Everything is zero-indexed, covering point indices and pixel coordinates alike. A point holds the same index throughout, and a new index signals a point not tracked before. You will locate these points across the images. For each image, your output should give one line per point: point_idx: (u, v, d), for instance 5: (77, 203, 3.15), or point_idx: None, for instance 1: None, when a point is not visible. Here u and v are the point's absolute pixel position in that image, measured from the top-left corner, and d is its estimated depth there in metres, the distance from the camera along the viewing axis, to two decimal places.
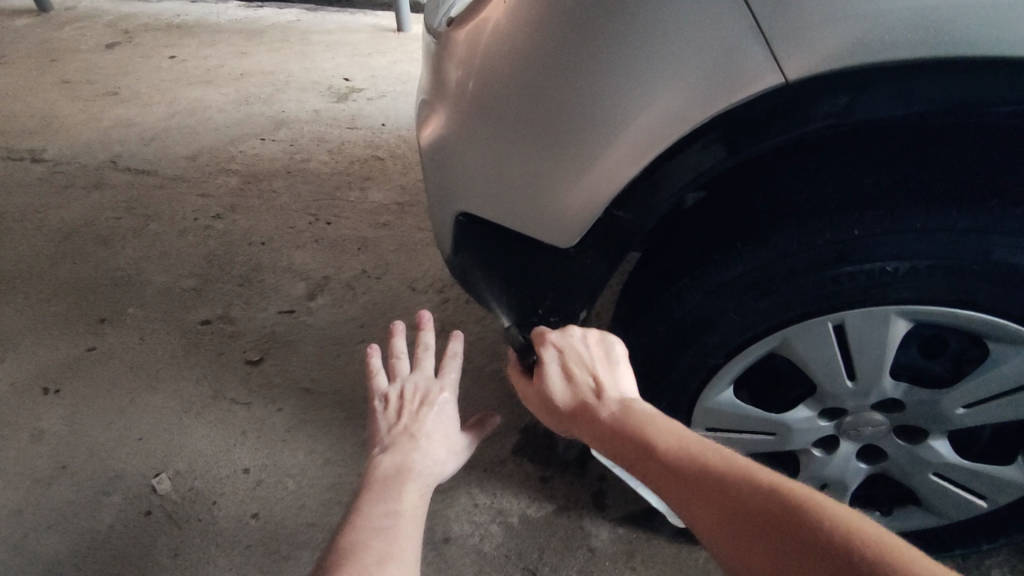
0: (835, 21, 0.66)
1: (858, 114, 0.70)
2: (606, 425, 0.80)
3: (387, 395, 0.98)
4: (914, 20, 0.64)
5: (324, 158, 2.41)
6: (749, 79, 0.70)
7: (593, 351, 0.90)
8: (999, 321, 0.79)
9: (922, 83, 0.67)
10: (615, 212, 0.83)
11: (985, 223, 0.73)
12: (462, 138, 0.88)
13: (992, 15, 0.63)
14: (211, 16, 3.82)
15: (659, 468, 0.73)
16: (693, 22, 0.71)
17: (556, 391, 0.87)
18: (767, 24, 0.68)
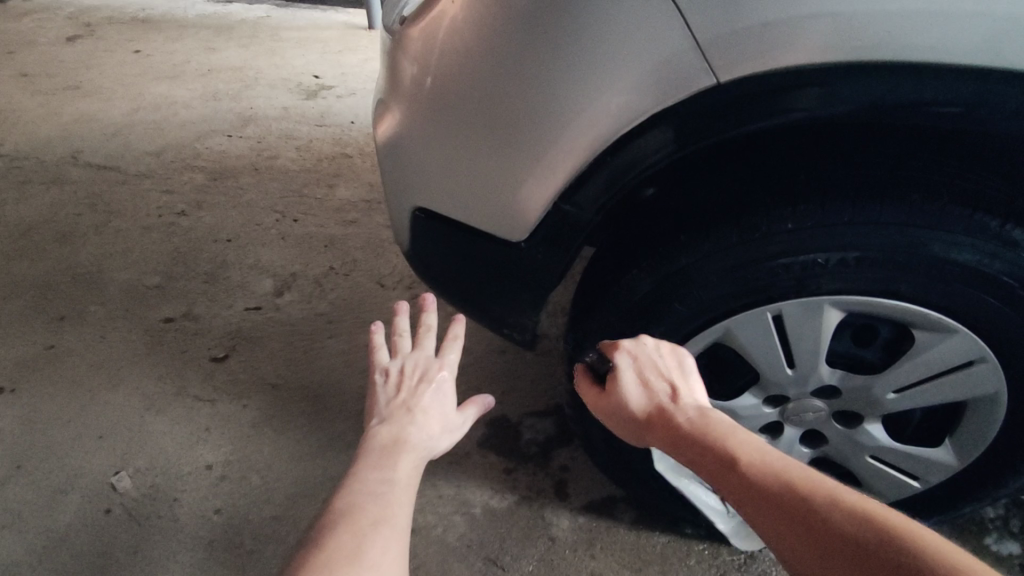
0: (762, 27, 0.69)
1: (790, 115, 0.74)
2: (683, 432, 0.78)
3: (388, 371, 0.98)
4: (834, 26, 0.68)
5: (292, 155, 2.40)
6: (686, 79, 0.74)
7: (667, 360, 0.87)
8: (922, 309, 0.84)
9: (847, 84, 0.71)
10: (563, 206, 0.86)
11: (908, 215, 0.78)
12: (418, 135, 0.90)
13: (911, 20, 0.67)
14: (178, 10, 3.76)
15: (743, 481, 0.70)
16: (632, 25, 0.74)
17: (631, 397, 0.85)
18: (700, 26, 0.71)
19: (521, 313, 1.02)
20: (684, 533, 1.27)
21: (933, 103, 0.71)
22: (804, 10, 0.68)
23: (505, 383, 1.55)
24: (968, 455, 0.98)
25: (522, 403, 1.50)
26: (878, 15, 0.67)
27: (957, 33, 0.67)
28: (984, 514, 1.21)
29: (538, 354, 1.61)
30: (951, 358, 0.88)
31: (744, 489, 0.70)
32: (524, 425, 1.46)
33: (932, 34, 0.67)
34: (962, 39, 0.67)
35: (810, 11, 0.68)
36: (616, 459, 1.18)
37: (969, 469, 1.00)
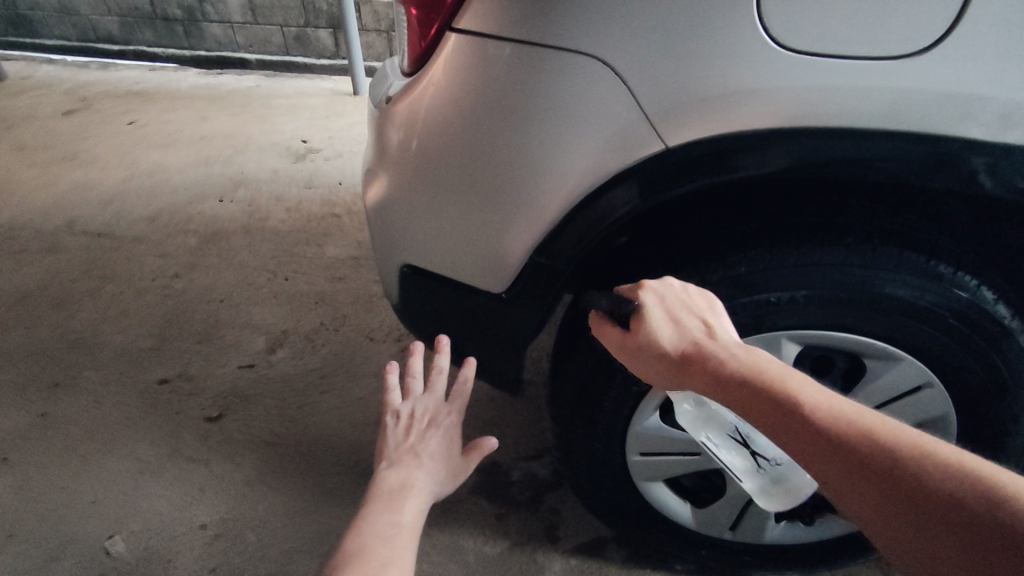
0: (700, 101, 0.79)
1: (733, 172, 0.84)
2: (722, 361, 0.74)
3: (399, 414, 1.03)
4: (762, 98, 0.78)
5: (282, 216, 2.50)
6: (638, 146, 0.84)
7: (696, 301, 0.84)
8: (870, 340, 0.92)
9: (779, 145, 0.81)
10: (538, 259, 0.95)
11: (848, 256, 0.87)
12: (404, 200, 0.99)
13: (824, 93, 0.77)
14: (170, 83, 3.94)
15: (794, 411, 0.67)
16: (589, 98, 0.82)
17: (660, 333, 0.80)
18: (646, 100, 0.81)
19: (506, 360, 1.09)
20: (674, 569, 1.30)
21: (855, 162, 0.81)
22: (736, 86, 0.78)
23: (494, 429, 1.59)
24: None
25: (511, 449, 1.55)
26: (799, 89, 0.77)
27: (865, 104, 0.76)
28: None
29: (526, 401, 1.66)
30: (902, 385, 0.95)
31: (792, 418, 0.66)
32: (514, 470, 1.50)
33: (847, 103, 0.77)
34: (871, 108, 0.77)
35: (741, 86, 0.78)
36: (604, 499, 1.22)
37: None
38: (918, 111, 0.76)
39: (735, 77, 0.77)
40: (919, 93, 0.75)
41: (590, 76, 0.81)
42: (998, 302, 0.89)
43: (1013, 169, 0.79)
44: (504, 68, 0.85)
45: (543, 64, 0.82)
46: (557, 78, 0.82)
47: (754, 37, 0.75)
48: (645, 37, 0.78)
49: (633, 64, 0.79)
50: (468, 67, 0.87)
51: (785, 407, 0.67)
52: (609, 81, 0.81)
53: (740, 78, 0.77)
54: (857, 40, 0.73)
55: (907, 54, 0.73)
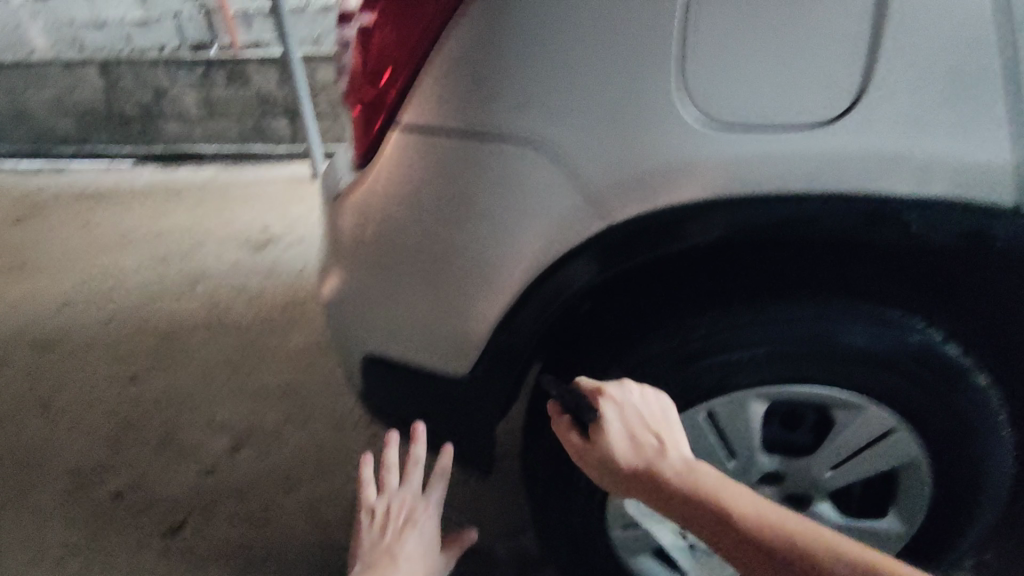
0: (637, 177, 0.80)
1: (674, 245, 0.83)
2: (677, 487, 0.78)
3: (375, 510, 1.15)
4: (696, 170, 0.78)
5: (245, 307, 2.46)
6: (582, 224, 0.84)
7: (651, 408, 0.87)
8: (832, 391, 0.93)
9: (717, 217, 0.81)
10: (497, 341, 0.94)
11: (798, 311, 0.90)
12: (359, 292, 0.98)
13: (752, 163, 0.77)
14: (126, 182, 3.94)
15: (740, 545, 0.73)
16: (526, 183, 0.83)
17: (620, 453, 0.83)
18: (582, 181, 0.81)
19: (477, 443, 1.06)
20: None
21: (793, 227, 0.81)
22: (670, 161, 0.78)
23: (475, 511, 1.53)
24: (913, 521, 1.03)
25: (495, 530, 1.49)
26: (731, 159, 0.77)
27: (794, 172, 0.77)
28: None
29: (506, 476, 1.61)
30: (870, 432, 0.96)
31: (742, 542, 0.73)
32: (499, 553, 1.44)
33: (780, 169, 0.77)
34: (800, 175, 0.77)
35: (675, 161, 0.78)
36: None
37: (917, 533, 1.05)
38: (845, 175, 0.76)
39: (669, 152, 0.78)
40: (843, 158, 0.75)
41: (529, 163, 0.82)
42: (949, 338, 0.93)
43: (948, 224, 0.78)
44: (444, 161, 0.85)
45: (482, 156, 0.83)
46: (498, 167, 0.83)
47: (674, 114, 0.76)
48: (573, 123, 0.79)
49: (567, 147, 0.80)
50: (409, 162, 0.88)
51: (735, 533, 0.74)
52: (547, 166, 0.81)
53: (673, 153, 0.78)
54: (773, 112, 0.75)
55: (823, 122, 0.74)
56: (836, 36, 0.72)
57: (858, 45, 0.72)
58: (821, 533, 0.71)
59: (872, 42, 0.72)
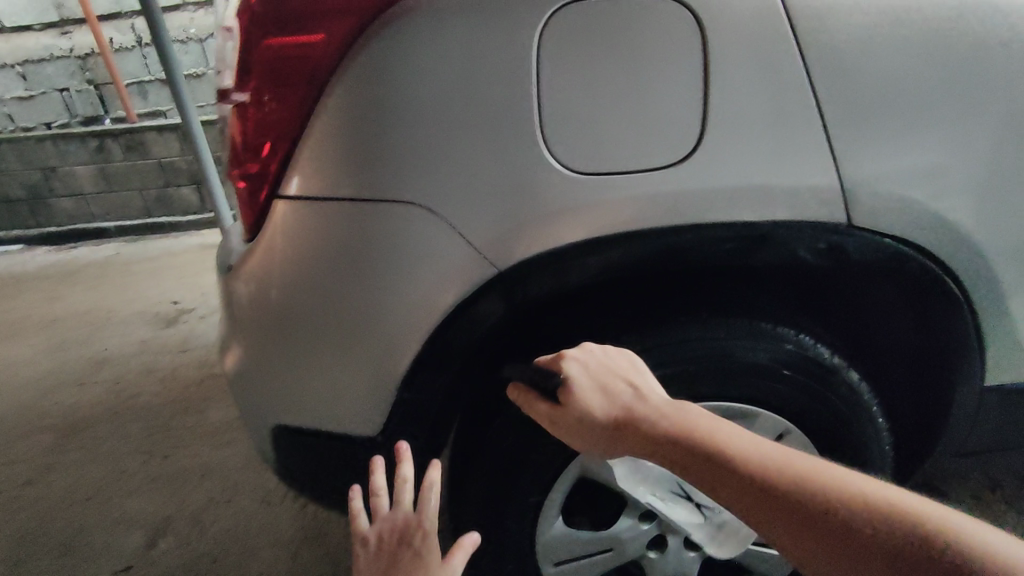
0: (517, 223, 0.84)
1: (555, 285, 0.89)
2: (657, 424, 0.74)
3: (368, 541, 0.90)
4: (568, 213, 0.84)
5: (155, 388, 2.32)
6: (470, 271, 0.87)
7: (620, 363, 0.85)
8: (727, 404, 1.00)
9: (588, 256, 0.86)
10: (404, 394, 0.94)
11: (683, 333, 0.95)
12: (261, 362, 0.97)
13: (616, 203, 0.83)
14: (13, 267, 3.66)
15: (729, 479, 0.67)
16: (414, 239, 0.86)
17: (593, 402, 0.79)
18: (466, 231, 0.85)
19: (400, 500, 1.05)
20: None
21: (659, 257, 0.88)
22: (543, 206, 0.83)
23: None
24: None
25: None
26: (597, 201, 0.83)
27: (657, 206, 0.84)
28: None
29: None
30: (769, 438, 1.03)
31: (722, 477, 0.67)
32: None
33: (642, 208, 0.84)
34: (661, 210, 0.84)
35: (548, 205, 0.83)
36: None
37: None
38: (702, 204, 0.84)
39: (541, 198, 0.83)
40: (696, 190, 0.83)
41: (413, 219, 0.85)
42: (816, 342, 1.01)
43: (792, 239, 0.87)
44: (329, 223, 0.87)
45: (367, 217, 0.86)
46: (383, 225, 0.86)
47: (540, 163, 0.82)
48: (451, 179, 0.83)
49: (448, 201, 0.84)
50: (296, 228, 0.89)
51: (716, 468, 0.68)
52: (430, 220, 0.85)
53: (544, 199, 0.83)
54: (629, 154, 0.82)
55: (675, 159, 0.82)
56: (673, 84, 0.81)
57: (692, 92, 0.81)
58: (822, 471, 0.64)
59: (704, 88, 0.81)
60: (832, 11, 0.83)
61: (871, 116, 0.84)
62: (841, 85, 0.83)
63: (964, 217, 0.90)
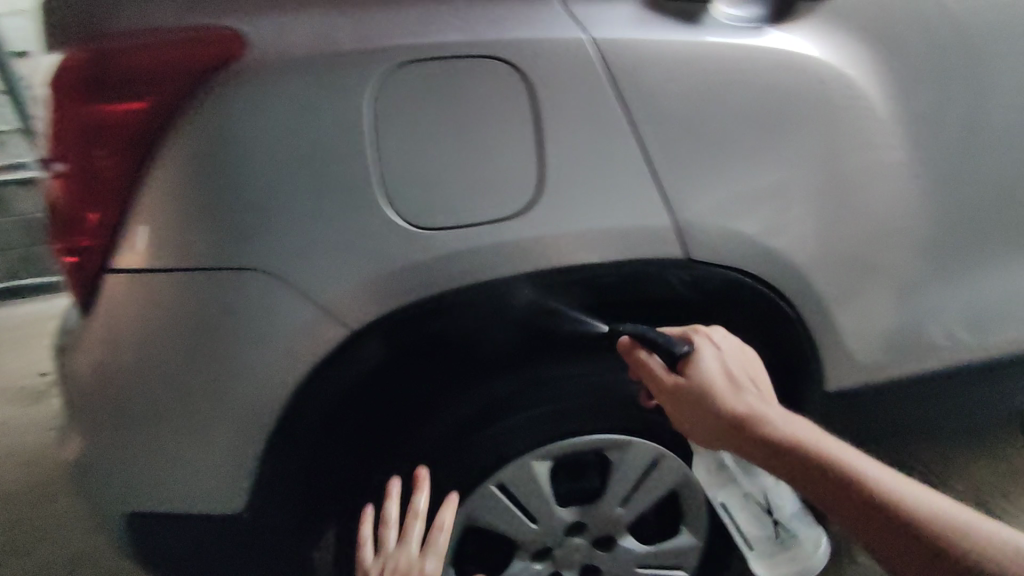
0: (365, 285, 0.84)
1: (420, 336, 0.90)
2: (764, 418, 0.81)
3: (369, 572, 0.85)
4: (416, 271, 0.84)
5: (16, 469, 2.07)
6: (321, 337, 0.85)
7: (734, 348, 0.91)
8: (597, 437, 1.03)
9: (451, 307, 0.88)
10: (264, 468, 0.90)
11: (547, 373, 0.99)
12: (100, 449, 0.88)
13: (469, 252, 0.85)
14: None
15: (831, 473, 0.74)
16: (263, 305, 0.83)
17: (711, 384, 0.85)
18: (313, 296, 0.83)
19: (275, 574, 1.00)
20: None
21: (518, 302, 0.91)
22: (390, 265, 0.83)
23: None
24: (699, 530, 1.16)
25: None
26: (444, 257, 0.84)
27: (505, 257, 0.86)
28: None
29: None
30: (642, 463, 1.07)
31: (810, 469, 0.76)
32: None
33: (488, 260, 0.86)
34: (507, 261, 0.86)
35: (395, 264, 0.83)
36: None
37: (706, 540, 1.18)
38: (549, 250, 0.87)
39: (386, 258, 0.83)
40: (543, 236, 0.86)
41: (255, 289, 0.82)
42: None
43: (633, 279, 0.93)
44: (166, 297, 0.82)
45: (207, 289, 0.82)
46: (224, 296, 0.82)
47: (385, 221, 0.82)
48: (293, 244, 0.82)
49: (291, 267, 0.82)
50: (130, 306, 0.83)
51: (806, 462, 0.76)
52: (274, 288, 0.82)
53: (390, 258, 0.83)
54: (474, 205, 0.84)
55: (517, 210, 0.85)
56: (509, 137, 0.84)
57: (528, 145, 0.85)
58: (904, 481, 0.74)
59: (540, 140, 0.85)
60: (653, 62, 0.88)
61: (698, 158, 0.90)
62: (668, 130, 0.89)
63: (790, 243, 0.99)
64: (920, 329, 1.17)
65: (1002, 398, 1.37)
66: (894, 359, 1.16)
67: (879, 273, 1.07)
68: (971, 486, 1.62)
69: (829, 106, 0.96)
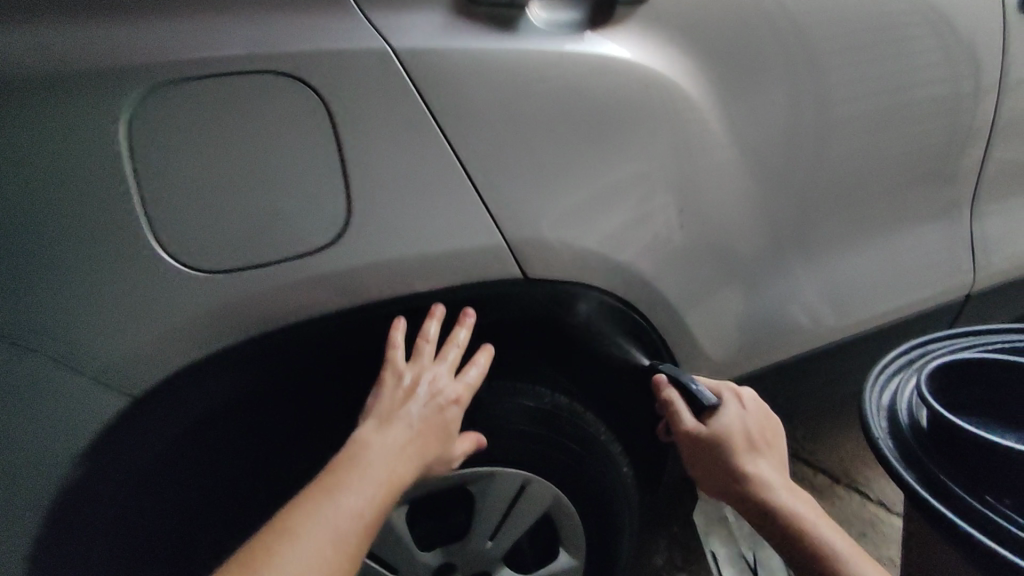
0: (151, 338, 0.75)
1: (230, 388, 0.82)
2: (754, 482, 0.89)
3: (400, 378, 0.85)
4: (212, 317, 0.77)
5: None
6: (101, 404, 0.75)
7: (764, 416, 0.98)
8: (454, 471, 0.98)
9: (259, 349, 0.81)
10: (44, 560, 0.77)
11: None
12: None
13: (274, 292, 0.78)
14: None
15: (793, 538, 0.82)
16: (23, 375, 0.72)
17: (720, 444, 0.93)
18: (87, 359, 0.73)
19: None
20: None
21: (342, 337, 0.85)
22: (181, 314, 0.75)
23: None
24: (577, 549, 1.11)
25: None
26: (245, 299, 0.77)
27: (319, 291, 0.80)
28: (657, 563, 1.53)
29: None
30: (507, 491, 1.02)
31: (784, 530, 0.83)
32: None
33: (298, 298, 0.80)
34: (321, 296, 0.81)
35: (187, 314, 0.75)
36: None
37: (588, 558, 1.13)
38: (366, 283, 0.82)
39: (174, 308, 0.75)
40: (360, 269, 0.81)
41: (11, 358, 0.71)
42: (540, 387, 1.03)
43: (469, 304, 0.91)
44: None
45: None
46: None
47: (170, 270, 0.74)
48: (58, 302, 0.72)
49: (58, 327, 0.72)
50: None
51: (778, 522, 0.84)
52: (35, 355, 0.72)
53: (179, 308, 0.75)
54: (276, 242, 0.76)
55: (327, 240, 0.79)
56: (311, 165, 0.76)
57: (335, 171, 0.77)
58: (863, 557, 0.79)
59: (347, 165, 0.78)
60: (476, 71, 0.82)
61: (525, 173, 0.87)
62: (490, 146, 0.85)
63: (633, 254, 0.97)
64: (774, 321, 1.20)
65: (854, 375, 1.46)
66: (748, 353, 1.19)
67: (721, 272, 1.09)
68: (837, 455, 1.74)
69: (662, 109, 0.95)
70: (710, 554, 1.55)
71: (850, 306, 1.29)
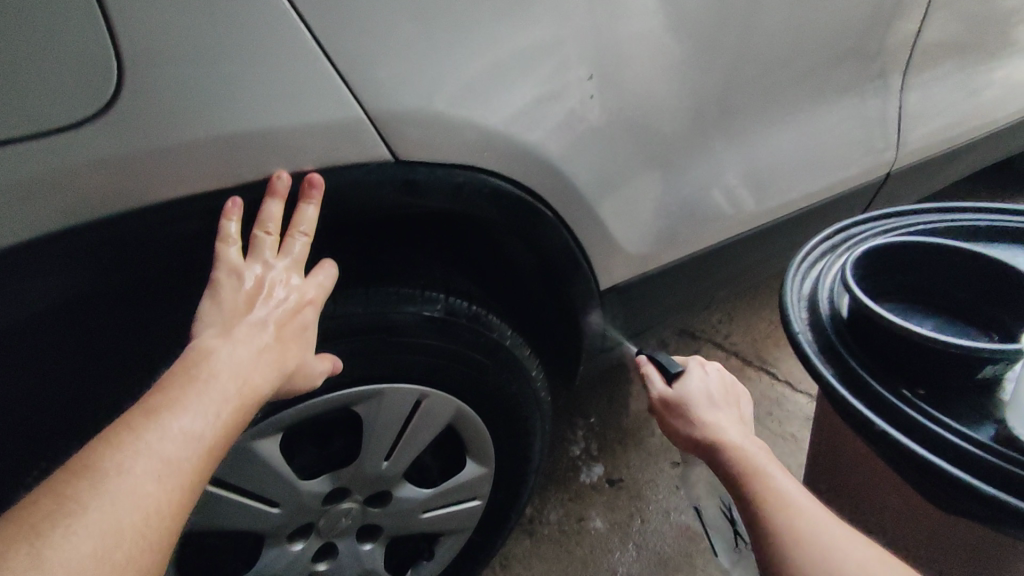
0: None
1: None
2: (701, 424, 0.83)
3: (236, 276, 0.68)
4: None
5: None
6: None
7: (732, 385, 0.92)
8: (333, 395, 0.85)
9: (27, 271, 0.61)
10: None
11: None
12: None
13: (40, 194, 0.59)
14: None
15: (731, 471, 0.76)
16: None
17: (676, 394, 0.88)
18: None
19: None
20: None
21: (159, 248, 0.67)
22: None
23: None
24: (486, 459, 1.03)
25: None
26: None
27: (103, 177, 0.61)
28: (573, 453, 1.50)
29: None
30: (399, 409, 0.91)
31: (724, 465, 0.78)
32: None
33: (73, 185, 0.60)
34: (106, 182, 0.62)
35: None
36: None
37: (500, 467, 1.06)
38: (174, 170, 0.64)
39: None
40: (158, 153, 0.63)
41: None
42: (434, 292, 0.87)
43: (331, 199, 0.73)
44: None
45: None
46: None
47: None
48: None
49: None
50: None
51: (720, 459, 0.79)
52: None
53: None
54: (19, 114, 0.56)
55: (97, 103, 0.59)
56: (54, 15, 0.56)
57: (98, 28, 0.58)
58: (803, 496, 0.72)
59: (113, 17, 0.58)
60: None
61: (377, 31, 0.69)
62: None
63: (531, 132, 0.81)
64: (693, 209, 1.09)
65: (774, 262, 1.40)
66: (665, 245, 1.09)
67: (638, 152, 0.94)
68: (750, 338, 1.76)
69: None
70: (627, 440, 1.53)
71: (776, 189, 1.20)
